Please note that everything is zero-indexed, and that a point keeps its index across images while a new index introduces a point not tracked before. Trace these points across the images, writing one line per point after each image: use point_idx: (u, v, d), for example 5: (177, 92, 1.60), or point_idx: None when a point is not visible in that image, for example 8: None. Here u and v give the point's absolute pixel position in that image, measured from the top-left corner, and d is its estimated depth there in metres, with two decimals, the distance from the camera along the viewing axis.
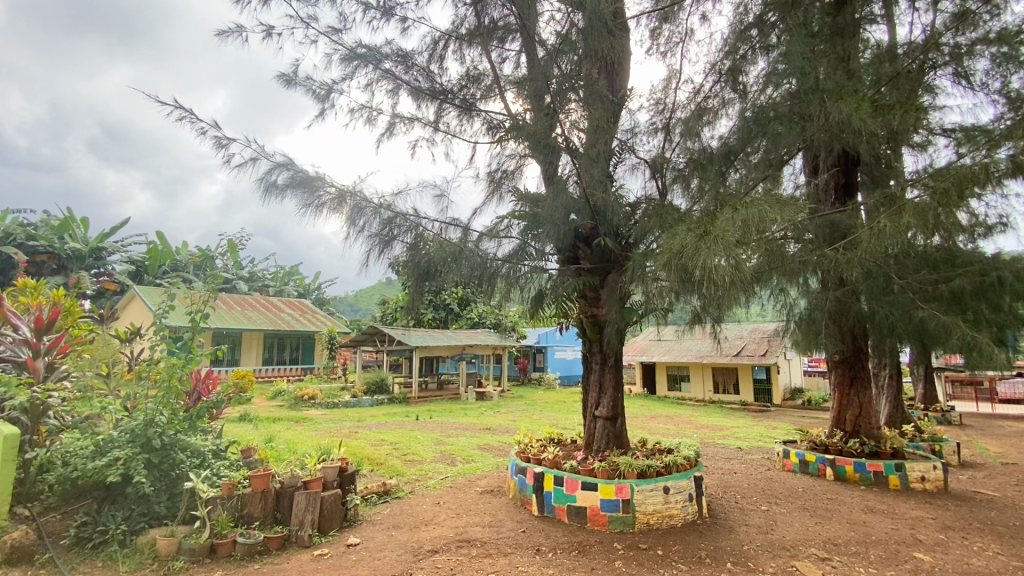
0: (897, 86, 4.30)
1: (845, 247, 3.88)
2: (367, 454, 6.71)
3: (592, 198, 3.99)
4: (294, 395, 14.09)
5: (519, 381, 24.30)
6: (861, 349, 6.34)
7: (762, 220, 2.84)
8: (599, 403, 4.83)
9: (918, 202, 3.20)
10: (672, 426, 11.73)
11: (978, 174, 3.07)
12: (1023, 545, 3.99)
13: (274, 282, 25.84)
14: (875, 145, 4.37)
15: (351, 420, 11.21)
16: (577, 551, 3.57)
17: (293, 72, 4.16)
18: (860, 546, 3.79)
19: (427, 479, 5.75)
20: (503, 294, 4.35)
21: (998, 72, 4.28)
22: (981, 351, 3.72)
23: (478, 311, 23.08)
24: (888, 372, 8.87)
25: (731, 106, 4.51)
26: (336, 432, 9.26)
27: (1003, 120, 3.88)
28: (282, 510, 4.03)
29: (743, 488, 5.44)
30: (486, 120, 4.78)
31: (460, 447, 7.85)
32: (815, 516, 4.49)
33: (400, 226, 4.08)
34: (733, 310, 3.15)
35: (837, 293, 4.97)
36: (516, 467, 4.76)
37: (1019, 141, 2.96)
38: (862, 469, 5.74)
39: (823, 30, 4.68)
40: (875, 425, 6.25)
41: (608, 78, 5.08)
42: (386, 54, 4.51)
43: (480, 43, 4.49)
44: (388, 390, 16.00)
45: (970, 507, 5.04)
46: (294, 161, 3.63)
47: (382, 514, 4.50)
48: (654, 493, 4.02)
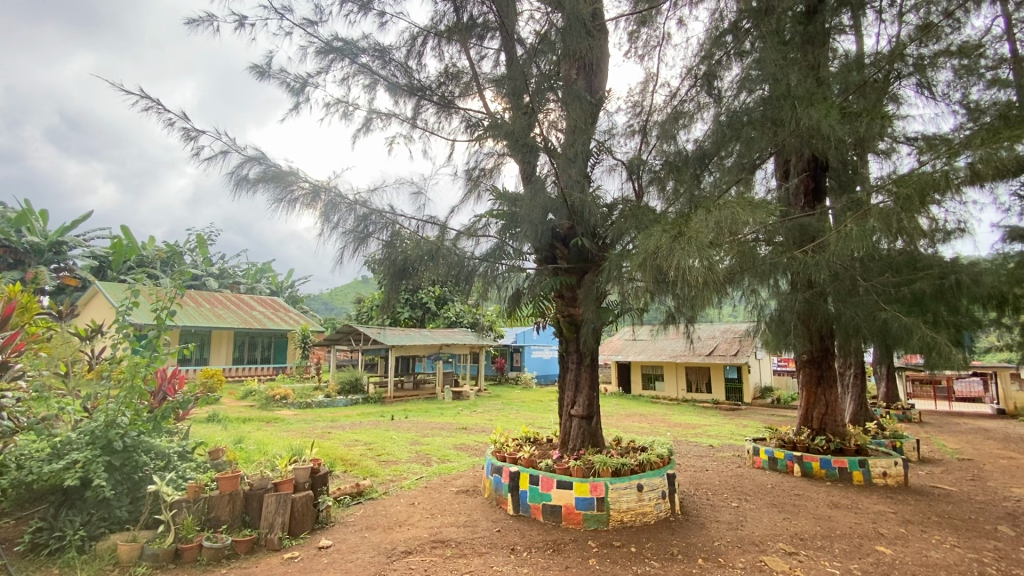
0: (863, 95, 4.47)
1: (813, 250, 3.99)
2: (340, 455, 6.60)
3: (569, 198, 4.01)
4: (266, 395, 13.78)
5: (495, 380, 24.28)
6: (828, 349, 6.52)
7: (734, 222, 2.90)
8: (575, 402, 4.85)
9: (883, 206, 3.36)
10: (646, 425, 11.91)
11: (939, 181, 3.14)
12: (978, 538, 4.16)
13: (246, 280, 25.21)
14: (843, 151, 4.48)
15: (324, 420, 11.03)
16: (551, 550, 3.57)
17: (266, 64, 4.06)
18: (825, 540, 3.90)
19: (401, 480, 5.70)
20: (480, 293, 4.38)
21: (960, 83, 4.54)
22: (940, 350, 3.88)
23: (455, 310, 23.00)
24: (852, 371, 9.20)
25: (706, 111, 4.59)
26: (308, 433, 9.09)
27: (961, 130, 4.08)
28: (251, 513, 3.92)
29: (714, 485, 5.55)
30: (465, 118, 4.76)
31: (436, 447, 7.79)
32: (783, 512, 4.61)
33: (376, 223, 3.95)
34: (706, 311, 3.23)
35: (806, 295, 5.08)
36: (492, 467, 4.75)
37: (978, 150, 3.03)
38: (828, 466, 5.91)
39: (795, 38, 4.78)
40: (840, 423, 6.45)
41: (586, 79, 5.12)
42: (363, 48, 4.44)
43: (458, 40, 4.45)
44: (362, 390, 15.78)
45: (928, 501, 5.24)
46: (267, 155, 3.57)
47: (355, 516, 4.43)
48: (628, 491, 4.07)
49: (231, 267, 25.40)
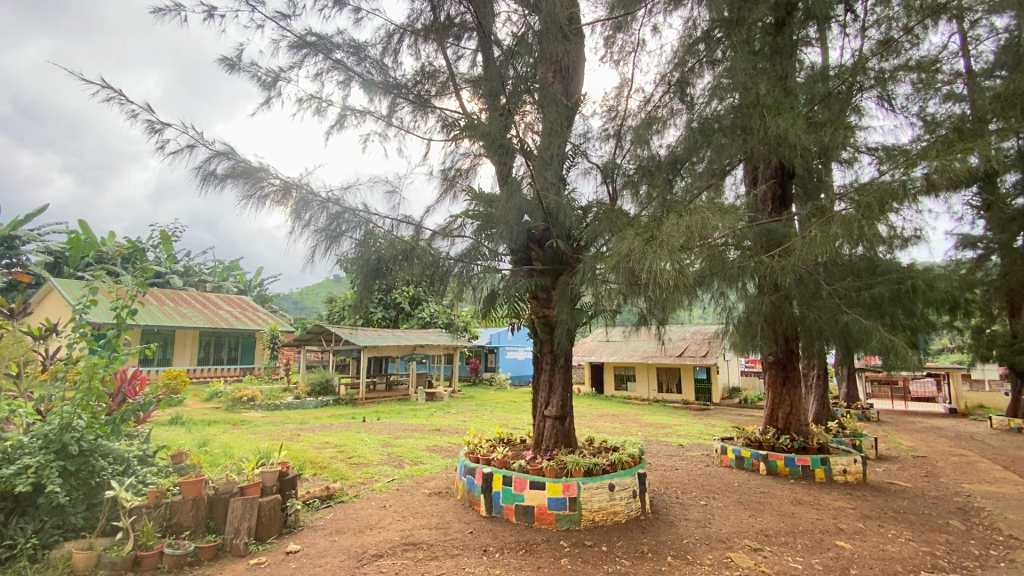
0: (828, 105, 4.66)
1: (780, 254, 4.10)
2: (310, 458, 6.47)
3: (544, 200, 4.02)
4: (232, 397, 13.38)
5: (469, 381, 24.21)
6: (792, 350, 6.75)
7: (704, 227, 2.96)
8: (549, 403, 4.87)
9: (844, 214, 3.46)
10: (619, 425, 12.05)
11: (897, 190, 3.30)
12: (930, 532, 4.36)
13: (213, 278, 24.46)
14: (808, 160, 4.63)
15: (293, 422, 10.77)
16: (523, 551, 3.58)
17: (236, 57, 3.96)
18: (789, 536, 4.03)
19: (373, 482, 5.62)
20: (455, 293, 4.41)
21: (918, 97, 4.81)
22: (898, 352, 4.08)
23: (429, 310, 22.85)
24: (816, 372, 9.52)
25: (679, 117, 4.70)
26: (276, 435, 8.87)
27: (920, 141, 4.23)
28: (215, 518, 3.80)
29: (683, 483, 5.66)
30: (441, 117, 4.75)
31: (408, 449, 7.70)
32: (749, 509, 4.73)
33: (349, 221, 3.85)
34: (676, 314, 3.31)
35: (772, 298, 5.15)
36: (465, 468, 4.73)
37: (934, 161, 3.16)
38: (792, 464, 6.09)
39: (763, 48, 4.96)
40: (804, 422, 6.67)
41: (562, 82, 5.14)
42: (338, 44, 4.37)
43: (435, 39, 4.45)
44: (333, 392, 15.50)
45: (885, 497, 5.47)
46: (235, 150, 3.49)
47: (324, 520, 4.35)
48: (600, 491, 4.12)
49: (196, 264, 24.60)
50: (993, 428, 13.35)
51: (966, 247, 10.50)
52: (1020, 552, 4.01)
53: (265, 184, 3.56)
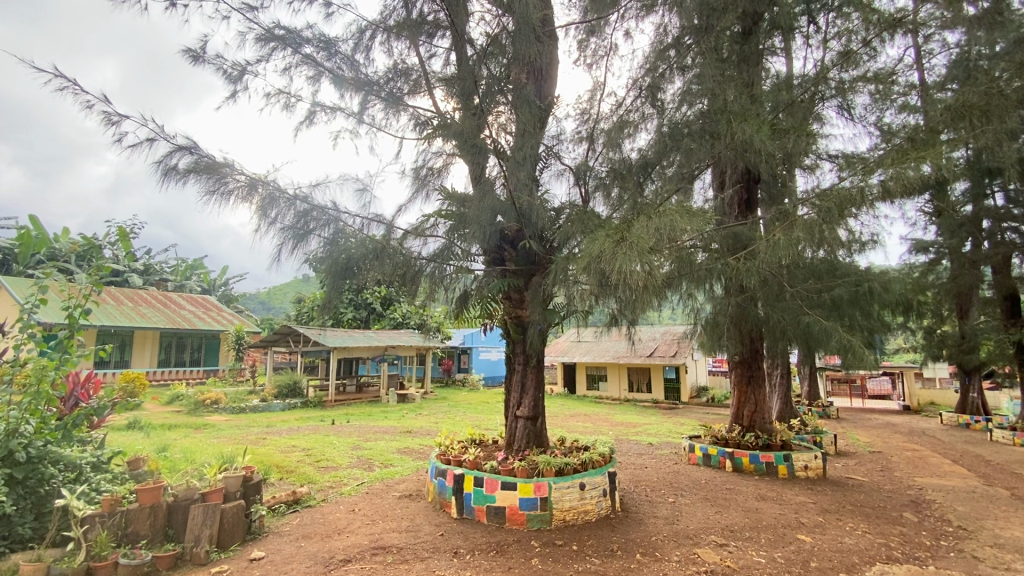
0: (792, 113, 4.77)
1: (744, 257, 4.16)
2: (276, 462, 6.29)
3: (517, 201, 4.00)
4: (195, 399, 12.89)
5: (442, 381, 24.05)
6: (757, 350, 6.93)
7: (673, 229, 3.02)
8: (521, 403, 4.87)
9: (807, 218, 3.58)
10: (591, 425, 12.17)
11: (855, 196, 3.43)
12: (885, 524, 4.56)
13: (174, 276, 23.58)
14: (773, 165, 4.76)
15: (258, 426, 10.47)
16: (494, 551, 3.58)
17: (200, 48, 3.82)
18: (752, 531, 4.14)
19: (341, 486, 5.52)
20: (427, 294, 4.43)
21: (875, 107, 5.08)
22: (855, 352, 4.29)
23: (401, 311, 22.62)
24: (779, 371, 9.82)
25: (650, 121, 4.82)
26: (241, 440, 8.60)
27: (876, 149, 4.45)
28: (174, 526, 3.67)
29: (652, 482, 5.75)
30: (414, 116, 4.67)
31: (378, 451, 7.58)
32: (715, 505, 4.84)
33: (317, 219, 3.78)
34: (646, 314, 3.36)
35: (738, 299, 5.21)
36: (436, 470, 4.68)
37: (890, 169, 3.31)
38: (756, 461, 6.27)
39: (732, 56, 5.01)
40: (768, 420, 6.87)
41: (535, 82, 5.15)
42: (307, 38, 4.28)
43: (408, 36, 4.38)
44: (301, 394, 15.14)
45: (843, 492, 5.68)
46: (198, 144, 3.37)
47: (290, 525, 4.24)
48: (571, 490, 4.15)
49: (157, 262, 23.67)
50: (944, 424, 14.03)
51: (919, 251, 11.00)
52: (967, 541, 4.22)
53: (229, 180, 3.47)
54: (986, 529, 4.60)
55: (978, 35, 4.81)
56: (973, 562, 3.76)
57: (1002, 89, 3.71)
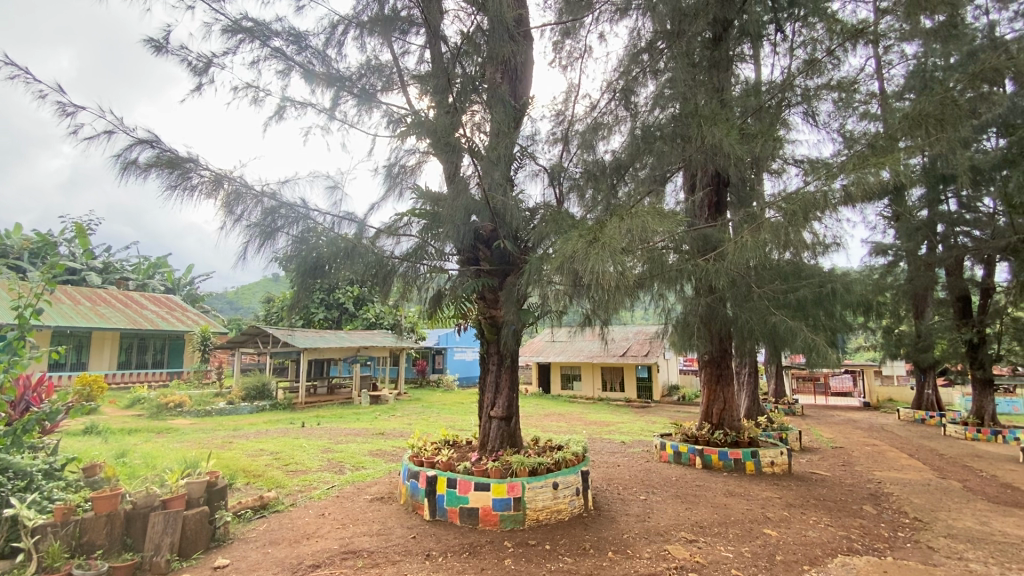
0: (760, 118, 4.92)
1: (713, 258, 4.26)
2: (242, 467, 6.11)
3: (491, 201, 4.00)
4: (157, 402, 12.41)
5: (416, 382, 23.81)
6: (726, 350, 7.08)
7: (644, 230, 3.06)
8: (494, 403, 4.85)
9: (773, 221, 3.67)
10: (564, 424, 12.26)
11: (818, 201, 3.55)
12: (846, 517, 4.72)
13: (136, 275, 22.73)
14: (743, 168, 4.85)
15: (224, 430, 10.17)
16: (467, 553, 3.55)
17: (163, 39, 3.67)
18: (721, 527, 4.23)
19: (311, 489, 5.40)
20: (401, 294, 4.48)
21: (838, 115, 5.27)
22: (819, 352, 4.48)
23: (374, 311, 22.34)
24: (747, 370, 10.06)
25: (623, 124, 4.88)
26: (205, 444, 8.32)
27: (839, 155, 4.61)
28: (133, 535, 3.51)
29: (624, 480, 5.82)
30: (387, 113, 4.57)
31: (349, 454, 7.45)
32: (685, 502, 4.93)
33: (285, 217, 3.67)
34: (618, 314, 3.39)
35: (707, 300, 5.39)
36: (408, 472, 4.61)
37: (851, 174, 3.43)
38: (725, 457, 6.41)
39: (702, 62, 5.11)
40: (736, 417, 7.03)
41: (510, 83, 5.14)
42: (276, 31, 4.18)
43: (381, 32, 4.30)
44: (270, 396, 14.77)
45: (807, 486, 5.86)
46: (159, 137, 3.24)
47: (257, 531, 4.13)
48: (544, 490, 4.16)
49: (117, 260, 22.75)
50: (901, 420, 14.62)
51: (879, 253, 11.41)
52: (922, 532, 4.41)
53: (193, 175, 3.36)
54: (940, 520, 4.81)
55: (933, 47, 5.03)
56: (928, 552, 3.92)
57: (955, 99, 3.86)
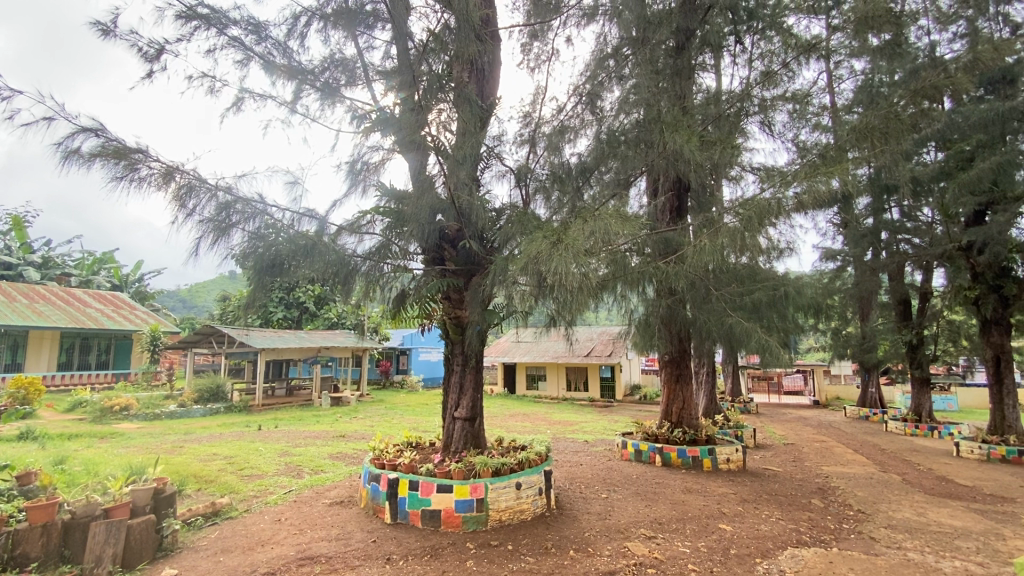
0: (719, 125, 5.15)
1: (674, 261, 4.38)
2: (193, 472, 5.87)
3: (457, 200, 4.02)
4: (100, 406, 11.78)
5: (379, 385, 23.39)
6: (685, 350, 7.26)
7: (607, 232, 3.10)
8: (459, 404, 4.82)
9: (730, 226, 3.77)
10: (528, 424, 12.32)
11: (773, 207, 3.66)
12: (796, 511, 4.92)
13: (79, 272, 21.51)
14: (703, 174, 4.96)
15: (175, 433, 9.72)
16: (428, 556, 3.51)
17: (110, 22, 3.42)
18: (679, 523, 4.33)
19: (267, 495, 5.23)
20: (363, 294, 4.35)
21: (792, 125, 5.45)
22: (773, 353, 4.68)
23: (336, 310, 21.88)
24: (705, 370, 10.37)
25: (589, 128, 4.92)
26: (153, 449, 7.94)
27: (793, 163, 4.80)
28: (71, 546, 3.32)
29: (587, 479, 5.89)
30: (351, 108, 4.47)
31: (309, 457, 7.25)
32: (645, 499, 5.03)
33: (241, 212, 3.56)
34: (583, 315, 3.42)
35: (668, 302, 5.51)
36: (369, 475, 4.52)
37: (804, 183, 3.58)
38: (684, 455, 6.57)
39: (666, 69, 5.17)
40: (694, 416, 7.23)
41: (478, 83, 5.13)
42: (234, 20, 4.01)
43: (345, 26, 4.20)
44: (224, 399, 14.22)
45: (761, 482, 6.08)
46: (105, 126, 3.07)
47: (207, 539, 3.96)
48: (506, 490, 4.16)
49: (58, 255, 21.49)
50: (847, 417, 15.38)
51: (828, 259, 11.99)
52: (865, 524, 4.64)
53: (141, 167, 3.21)
54: (881, 511, 5.09)
55: (879, 63, 5.32)
56: (870, 543, 4.14)
57: (898, 114, 4.10)
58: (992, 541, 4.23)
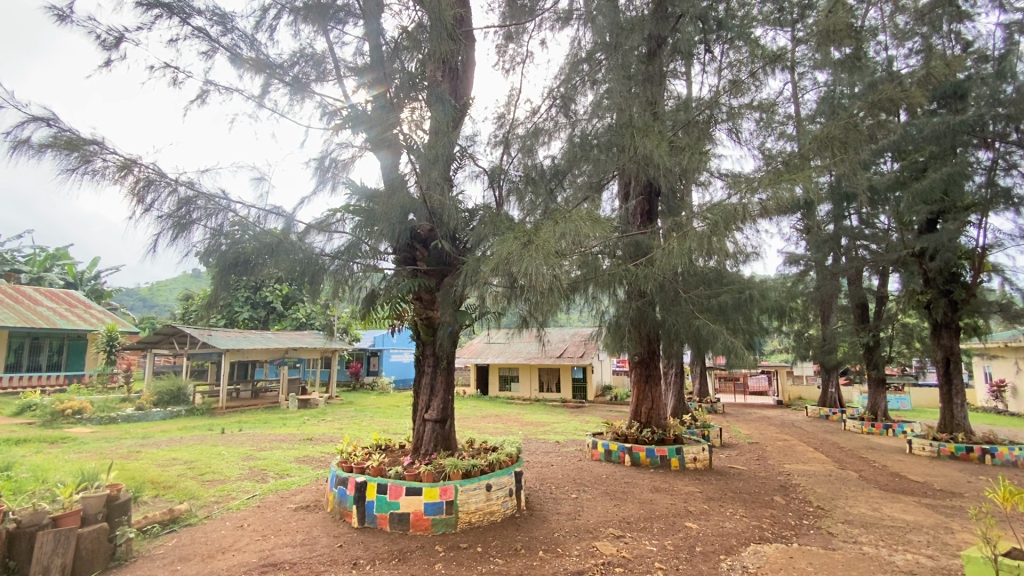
0: (689, 131, 5.24)
1: (643, 263, 4.44)
2: (150, 478, 5.64)
3: (429, 199, 3.98)
4: (51, 409, 11.20)
5: (348, 387, 23.01)
6: (654, 351, 7.38)
7: (577, 234, 3.12)
8: (429, 406, 4.78)
9: (698, 231, 3.85)
10: (500, 425, 12.30)
11: (738, 212, 3.75)
12: (759, 508, 5.07)
13: (30, 268, 20.47)
14: (673, 179, 5.03)
15: (132, 438, 9.32)
16: (396, 560, 3.46)
17: (66, 7, 3.24)
18: (646, 522, 4.40)
19: (229, 500, 5.07)
20: (331, 294, 4.25)
21: (759, 133, 5.64)
22: (738, 353, 4.80)
23: (305, 310, 21.44)
24: (674, 371, 10.58)
25: (562, 131, 5.00)
26: (108, 453, 7.62)
27: (759, 170, 4.94)
28: (16, 556, 3.13)
29: (557, 479, 5.93)
30: (320, 104, 4.35)
31: (274, 461, 7.07)
32: (614, 499, 5.09)
33: (202, 208, 3.44)
34: (554, 316, 3.45)
35: (638, 303, 5.60)
36: (336, 478, 4.44)
37: (769, 190, 3.69)
38: (652, 455, 6.68)
39: (638, 75, 5.24)
40: (663, 416, 7.36)
41: (452, 82, 5.12)
42: (198, 10, 3.87)
43: (316, 21, 4.10)
44: (186, 401, 13.74)
45: (726, 480, 6.23)
46: (58, 116, 2.92)
47: (164, 548, 3.80)
48: (476, 492, 4.14)
49: (7, 251, 20.42)
50: (809, 416, 15.92)
51: (792, 263, 12.38)
52: (823, 519, 4.82)
53: (96, 159, 3.07)
54: (839, 507, 5.28)
55: (840, 76, 5.53)
56: (828, 537, 4.29)
57: (857, 125, 4.31)
58: (941, 534, 4.44)
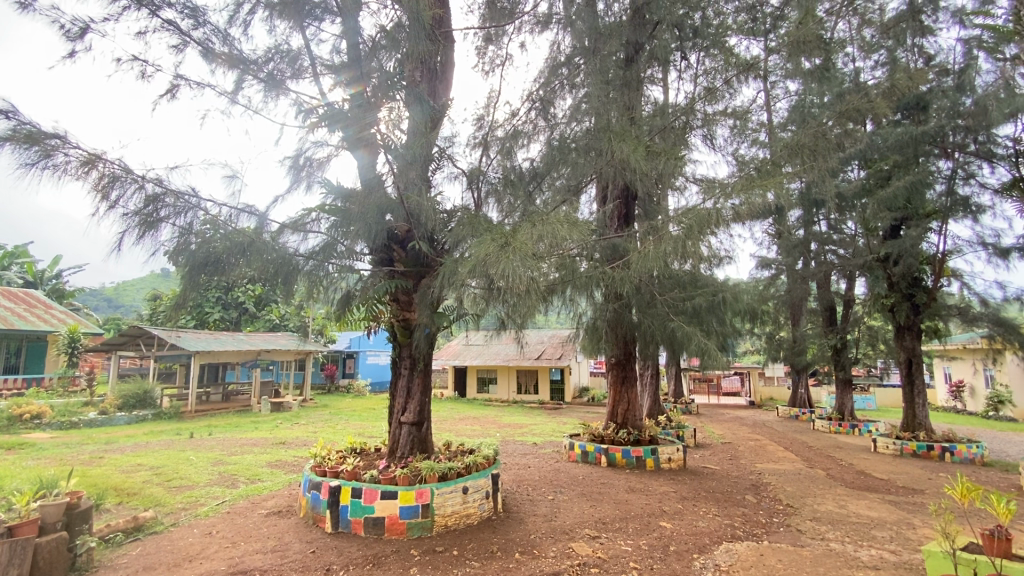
0: (665, 136, 5.34)
1: (620, 266, 4.47)
2: (113, 485, 5.43)
3: (406, 200, 3.95)
4: (7, 414, 10.71)
5: (323, 390, 22.64)
6: (631, 353, 7.45)
7: (555, 236, 3.14)
8: (406, 408, 4.73)
9: (673, 235, 3.90)
10: (477, 427, 12.27)
11: (712, 217, 3.81)
12: (731, 507, 5.16)
13: None
14: (649, 183, 5.08)
15: (94, 444, 8.97)
16: (371, 565, 3.41)
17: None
18: (621, 522, 4.44)
19: (197, 507, 4.92)
20: (305, 295, 4.17)
21: (733, 139, 5.78)
22: (711, 355, 4.89)
23: (278, 311, 21.01)
24: (650, 371, 10.71)
25: (541, 134, 5.02)
26: (68, 460, 7.32)
27: (733, 175, 5.05)
28: None
29: (534, 481, 5.93)
30: (295, 101, 4.28)
31: (245, 466, 6.89)
32: (590, 500, 5.12)
33: (170, 206, 3.35)
34: (533, 319, 3.46)
35: (615, 306, 5.67)
36: (309, 483, 4.35)
37: (742, 196, 3.77)
38: (628, 456, 6.75)
39: (616, 79, 5.31)
40: (639, 417, 7.44)
41: (430, 82, 5.10)
42: (169, 2, 3.76)
43: (292, 17, 4.02)
44: (153, 405, 13.30)
45: (699, 480, 6.33)
46: (17, 108, 2.79)
47: (127, 557, 3.67)
48: (453, 495, 4.12)
49: None
50: (779, 416, 16.32)
51: (764, 267, 12.68)
52: (793, 517, 4.94)
53: (57, 153, 2.95)
54: (807, 505, 5.42)
55: (810, 85, 5.69)
56: (796, 535, 4.39)
57: (825, 133, 4.46)
58: (903, 530, 4.59)
